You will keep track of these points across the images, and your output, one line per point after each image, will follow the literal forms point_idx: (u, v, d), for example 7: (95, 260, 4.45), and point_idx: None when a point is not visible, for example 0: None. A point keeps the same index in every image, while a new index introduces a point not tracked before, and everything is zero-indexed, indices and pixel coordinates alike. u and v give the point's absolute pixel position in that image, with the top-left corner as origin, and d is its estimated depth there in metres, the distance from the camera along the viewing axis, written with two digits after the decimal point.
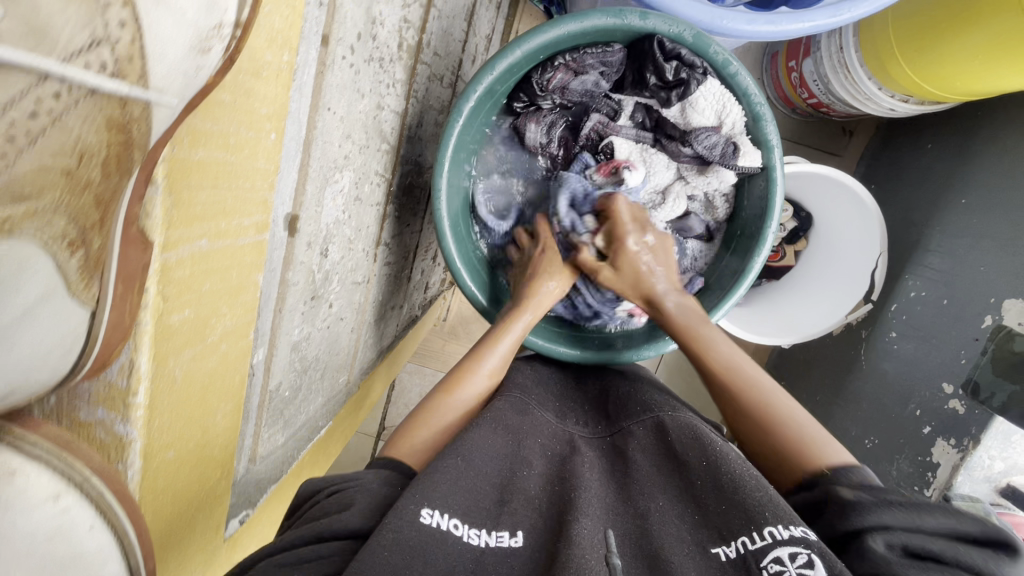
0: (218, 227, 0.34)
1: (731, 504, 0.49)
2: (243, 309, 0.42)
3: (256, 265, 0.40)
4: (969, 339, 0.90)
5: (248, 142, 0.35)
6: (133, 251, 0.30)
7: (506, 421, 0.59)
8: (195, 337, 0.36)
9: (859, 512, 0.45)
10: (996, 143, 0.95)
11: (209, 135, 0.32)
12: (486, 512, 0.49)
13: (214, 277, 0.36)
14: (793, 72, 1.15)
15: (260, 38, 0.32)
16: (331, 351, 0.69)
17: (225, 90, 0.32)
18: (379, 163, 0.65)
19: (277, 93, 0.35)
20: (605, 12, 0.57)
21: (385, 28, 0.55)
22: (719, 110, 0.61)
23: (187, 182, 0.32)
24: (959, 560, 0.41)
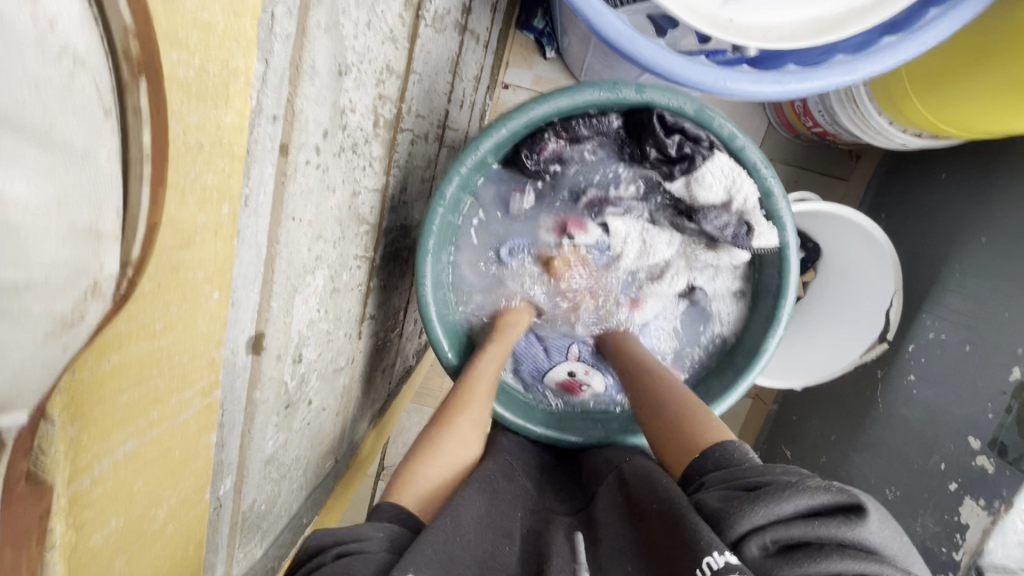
0: (146, 421, 0.28)
1: (679, 542, 0.46)
2: (195, 479, 0.35)
3: (208, 430, 0.34)
4: (994, 391, 0.85)
5: (186, 312, 0.29)
6: (27, 505, 0.22)
7: (493, 485, 0.59)
8: (128, 543, 0.29)
9: (729, 519, 0.45)
10: (1016, 179, 0.89)
11: (125, 335, 0.25)
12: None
13: (149, 470, 0.29)
14: (797, 101, 1.10)
15: (185, 201, 0.26)
16: (315, 443, 0.64)
17: (150, 276, 0.25)
18: (358, 246, 0.61)
19: (221, 247, 0.30)
20: (603, 88, 0.54)
21: (356, 113, 0.51)
22: (725, 186, 0.59)
23: (95, 398, 0.24)
24: (820, 536, 0.42)
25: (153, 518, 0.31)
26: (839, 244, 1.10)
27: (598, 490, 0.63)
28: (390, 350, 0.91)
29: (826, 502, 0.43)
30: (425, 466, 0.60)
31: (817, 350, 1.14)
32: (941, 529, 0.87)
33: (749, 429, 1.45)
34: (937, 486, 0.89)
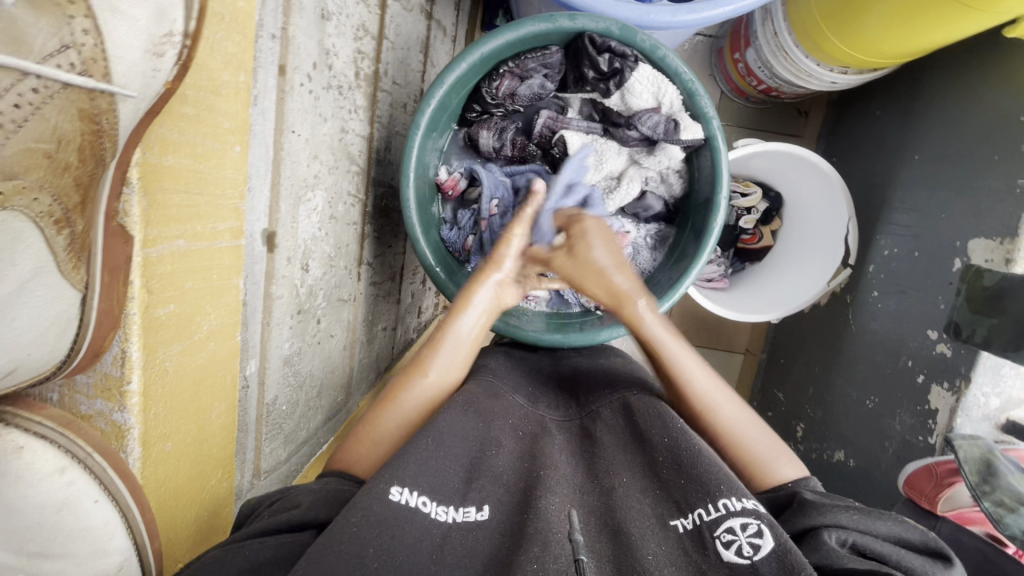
0: (193, 229, 0.45)
1: (688, 478, 0.49)
2: (227, 311, 0.51)
3: (235, 268, 0.50)
4: (944, 285, 0.92)
5: (216, 153, 0.46)
6: (117, 244, 0.41)
7: (476, 407, 0.57)
8: (181, 332, 0.47)
9: (819, 509, 0.49)
10: (936, 99, 0.99)
11: (175, 145, 0.44)
12: (453, 490, 0.48)
13: (195, 275, 0.47)
14: (738, 63, 1.21)
15: (217, 60, 0.44)
16: (324, 368, 0.71)
17: (189, 104, 0.44)
18: (350, 184, 0.70)
19: (237, 109, 0.46)
20: (537, 19, 0.62)
21: (339, 59, 0.60)
22: (656, 92, 0.66)
23: (159, 186, 0.43)
24: (903, 561, 0.46)
25: (197, 330, 0.48)
26: (797, 184, 1.20)
27: (594, 408, 0.61)
28: (393, 309, 0.98)
29: (918, 543, 0.48)
30: (393, 411, 0.59)
31: (789, 284, 1.21)
32: (916, 420, 0.92)
33: (742, 383, 1.49)
34: (907, 383, 0.95)
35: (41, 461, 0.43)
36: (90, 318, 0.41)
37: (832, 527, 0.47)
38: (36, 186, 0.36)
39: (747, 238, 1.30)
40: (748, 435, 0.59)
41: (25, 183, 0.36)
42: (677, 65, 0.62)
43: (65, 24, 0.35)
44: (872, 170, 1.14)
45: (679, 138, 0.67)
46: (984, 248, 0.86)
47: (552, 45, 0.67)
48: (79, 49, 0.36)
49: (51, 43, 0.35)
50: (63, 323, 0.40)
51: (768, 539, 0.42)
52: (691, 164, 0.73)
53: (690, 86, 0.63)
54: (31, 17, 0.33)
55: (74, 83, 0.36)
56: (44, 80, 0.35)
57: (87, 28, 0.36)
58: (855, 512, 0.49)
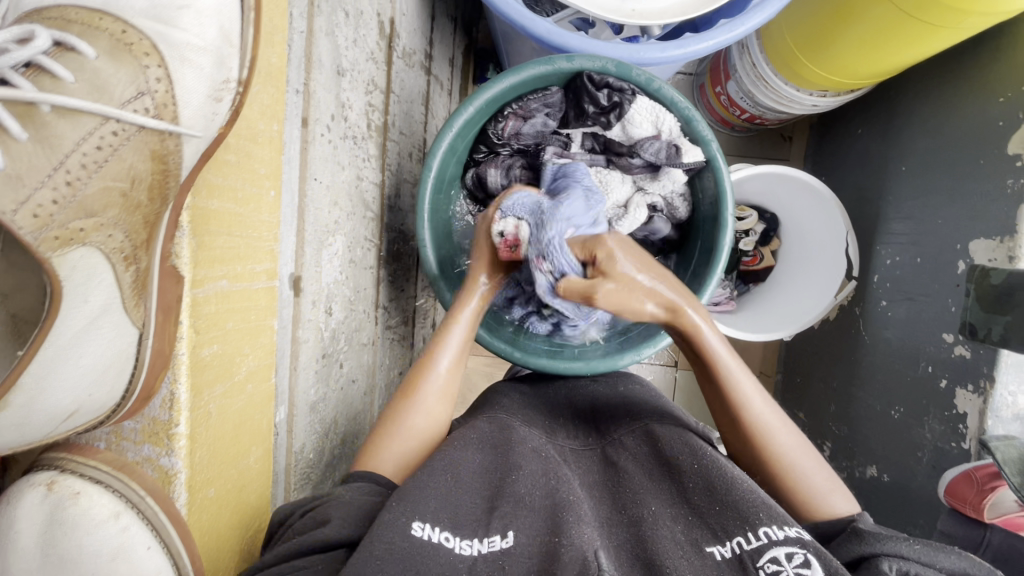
0: (235, 269, 0.46)
1: (724, 504, 0.46)
2: (263, 352, 0.51)
3: (270, 309, 0.51)
4: (952, 287, 0.93)
5: (254, 198, 0.48)
6: (168, 283, 0.42)
7: (490, 440, 0.54)
8: (223, 374, 0.47)
9: (877, 539, 0.46)
10: (915, 113, 1.04)
11: (221, 189, 0.46)
12: (475, 520, 0.45)
13: (236, 315, 0.47)
14: (720, 96, 1.27)
15: (254, 111, 0.47)
16: (347, 414, 0.70)
17: (231, 152, 0.46)
18: (366, 230, 0.72)
19: (271, 156, 0.49)
20: (537, 63, 0.66)
21: (354, 111, 0.63)
22: (655, 121, 0.68)
23: (207, 229, 0.45)
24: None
25: (237, 371, 0.48)
26: (792, 204, 1.23)
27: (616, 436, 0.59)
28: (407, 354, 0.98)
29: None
30: (396, 431, 0.57)
31: (796, 300, 1.22)
32: (946, 426, 0.91)
33: None
34: (930, 389, 0.95)
35: (98, 506, 0.43)
36: (143, 359, 0.41)
37: (892, 557, 0.44)
38: (110, 224, 0.41)
39: (750, 260, 1.34)
40: (804, 468, 0.56)
41: (101, 220, 0.41)
42: (672, 95, 0.66)
43: (141, 72, 0.42)
44: (862, 184, 1.17)
45: (681, 162, 0.69)
46: (985, 248, 0.88)
47: (552, 85, 0.71)
48: (152, 95, 0.42)
49: (129, 90, 0.42)
50: (121, 363, 0.42)
51: (818, 569, 0.40)
52: (694, 187, 0.75)
53: (686, 113, 0.67)
54: (112, 70, 0.42)
55: (148, 126, 0.42)
56: (121, 123, 0.41)
57: (159, 75, 0.43)
58: (919, 544, 0.46)
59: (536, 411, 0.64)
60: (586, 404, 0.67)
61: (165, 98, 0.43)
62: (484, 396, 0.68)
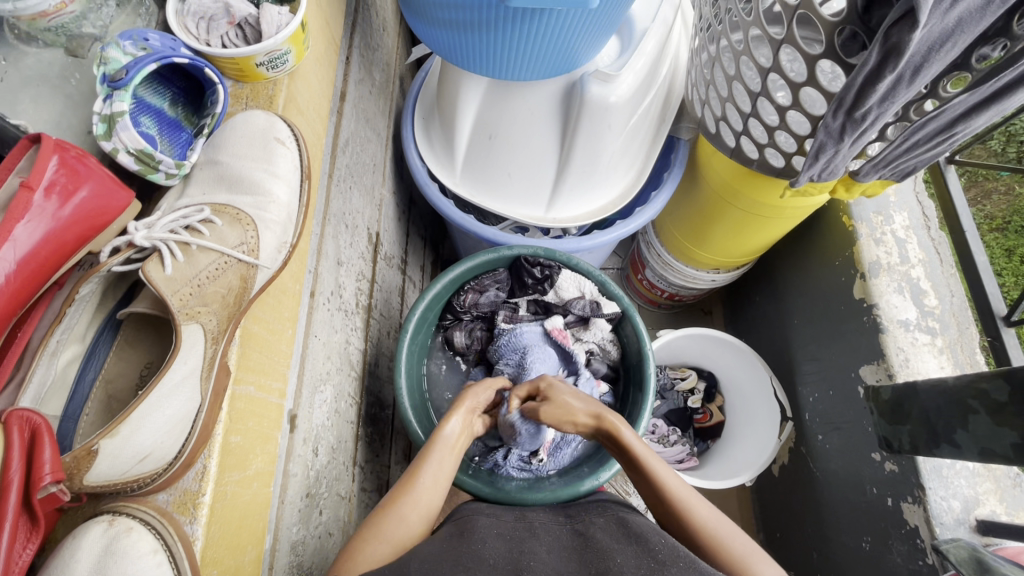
0: (258, 381, 0.58)
1: (681, 561, 0.51)
2: (268, 458, 0.58)
3: (274, 429, 0.60)
4: (862, 410, 1.07)
5: (278, 333, 0.63)
6: (223, 376, 0.53)
7: (461, 528, 0.59)
8: (241, 463, 0.54)
9: None
10: (788, 280, 1.33)
11: (263, 318, 0.61)
12: (443, 569, 0.50)
13: (253, 419, 0.57)
14: (642, 281, 1.56)
15: (285, 277, 0.65)
16: (323, 570, 0.71)
17: (268, 298, 0.63)
18: (350, 387, 0.84)
19: (294, 305, 0.66)
20: (486, 252, 0.88)
21: (347, 291, 0.83)
22: (578, 286, 0.90)
23: (250, 346, 0.58)
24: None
25: (250, 465, 0.55)
26: (720, 361, 1.43)
27: (591, 519, 0.64)
28: None
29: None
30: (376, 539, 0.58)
31: (752, 448, 1.32)
32: (909, 545, 0.94)
33: None
34: (882, 510, 1.00)
35: (142, 541, 0.46)
36: (200, 422, 0.50)
37: None
38: (210, 312, 0.56)
39: (700, 417, 1.45)
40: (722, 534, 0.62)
41: (208, 309, 0.56)
42: (588, 266, 0.88)
43: (248, 232, 0.63)
44: (772, 338, 1.40)
45: (602, 312, 0.89)
46: (872, 371, 1.06)
47: (500, 268, 0.93)
48: (249, 244, 0.62)
49: (237, 241, 0.62)
50: (182, 427, 0.50)
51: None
52: (619, 333, 0.93)
53: (602, 279, 0.88)
54: (233, 232, 0.62)
55: (242, 259, 0.61)
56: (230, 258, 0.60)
57: (253, 234, 0.63)
58: None
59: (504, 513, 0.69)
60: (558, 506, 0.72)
61: (254, 246, 0.62)
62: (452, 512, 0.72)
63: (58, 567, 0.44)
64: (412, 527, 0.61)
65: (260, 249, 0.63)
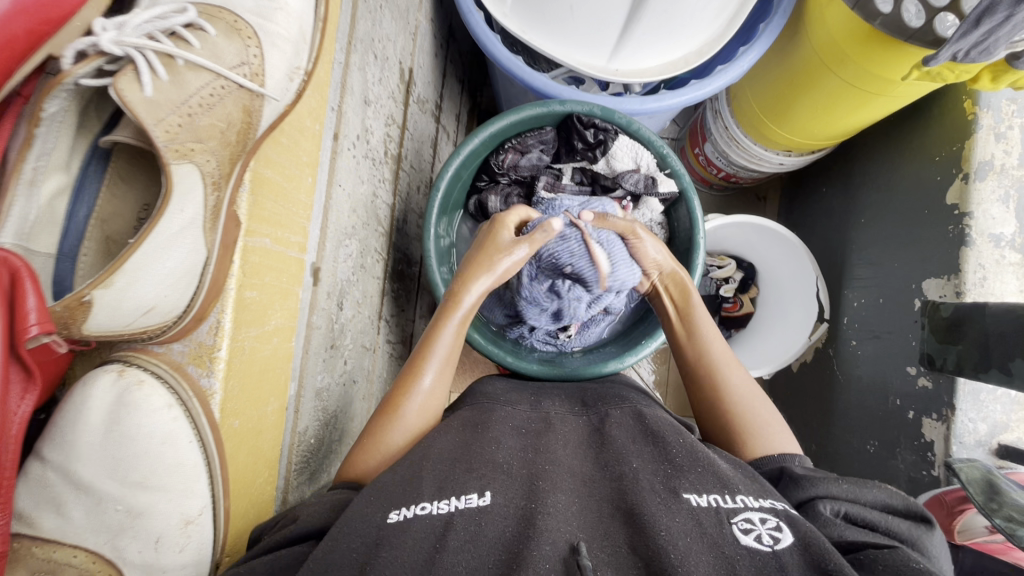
0: (275, 234, 0.54)
1: (703, 467, 0.53)
2: (287, 313, 0.56)
3: (295, 285, 0.57)
4: (910, 323, 1.01)
5: (296, 179, 0.57)
6: (231, 227, 0.50)
7: (473, 420, 0.61)
8: (257, 319, 0.52)
9: (809, 481, 0.54)
10: (867, 172, 1.17)
11: (275, 162, 0.55)
12: (456, 480, 0.51)
13: (273, 273, 0.54)
14: (699, 154, 1.40)
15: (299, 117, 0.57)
16: (347, 411, 0.75)
17: (283, 138, 0.56)
18: (377, 242, 0.80)
19: (313, 149, 0.58)
20: (534, 105, 0.77)
21: (374, 136, 0.74)
22: (634, 157, 0.78)
23: (262, 192, 0.53)
24: (890, 526, 0.50)
25: (268, 321, 0.54)
26: (764, 254, 1.34)
27: (605, 411, 0.66)
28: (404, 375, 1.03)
29: (903, 507, 0.52)
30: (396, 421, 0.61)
31: (776, 342, 1.30)
32: (917, 456, 0.95)
33: None
34: (900, 421, 1.00)
35: (157, 397, 0.48)
36: (207, 278, 0.48)
37: (824, 499, 0.52)
38: (209, 152, 0.49)
39: (730, 306, 1.42)
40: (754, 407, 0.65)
41: (206, 147, 0.49)
42: (649, 134, 0.76)
43: (247, 51, 0.53)
44: (828, 236, 1.28)
45: (657, 191, 0.79)
46: (937, 286, 0.97)
47: (546, 126, 0.82)
48: (249, 66, 0.53)
49: (236, 61, 0.52)
50: (187, 277, 0.48)
51: (788, 534, 0.46)
52: (670, 216, 0.84)
53: (662, 151, 0.77)
54: (228, 45, 0.52)
55: (245, 86, 0.52)
56: (229, 83, 0.52)
57: (257, 54, 0.53)
58: (845, 483, 0.53)
59: (521, 394, 0.70)
60: (575, 388, 0.74)
61: (258, 69, 0.53)
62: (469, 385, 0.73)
63: (70, 411, 0.47)
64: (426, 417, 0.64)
65: (266, 75, 0.54)
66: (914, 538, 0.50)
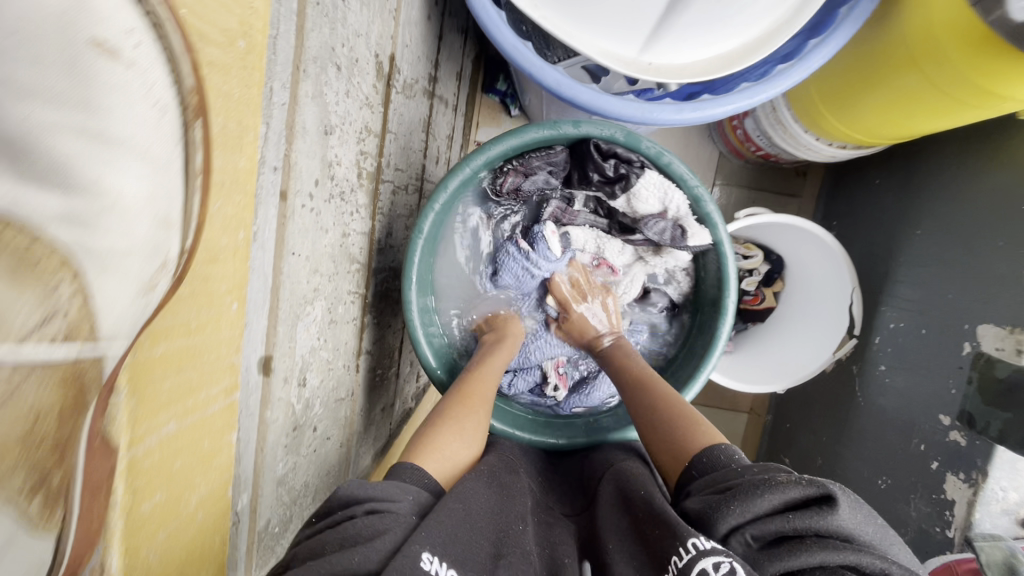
0: None
1: (663, 527, 0.49)
2: None
3: None
4: (954, 368, 0.90)
5: None
6: None
7: (500, 478, 0.60)
8: None
9: (714, 515, 0.48)
10: (936, 176, 0.99)
11: None
12: (482, 563, 0.47)
13: None
14: (737, 130, 1.21)
15: None
16: (319, 473, 0.68)
17: None
18: (351, 283, 0.68)
19: None
20: (541, 126, 0.62)
21: (341, 166, 0.60)
22: (662, 198, 0.65)
23: None
24: (798, 529, 0.44)
25: None
26: (795, 249, 1.17)
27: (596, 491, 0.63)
28: (390, 390, 0.96)
29: (801, 495, 0.46)
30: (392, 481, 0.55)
31: (793, 351, 1.18)
32: (932, 509, 0.89)
33: (747, 446, 1.45)
34: (921, 467, 0.93)
35: None
36: None
37: (736, 532, 0.46)
38: None
39: (750, 299, 1.26)
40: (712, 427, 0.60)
41: None
42: (681, 171, 0.62)
43: None
44: (874, 239, 1.13)
45: (685, 243, 0.66)
46: (994, 334, 0.85)
47: (557, 145, 0.67)
48: None
49: None
50: None
51: None
52: (698, 263, 0.72)
53: (695, 192, 0.63)
54: None
55: None
56: None
57: None
58: (736, 499, 0.47)
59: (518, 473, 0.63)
60: (573, 476, 0.70)
61: None
62: None
63: None
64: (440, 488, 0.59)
65: None
66: (819, 523, 0.43)
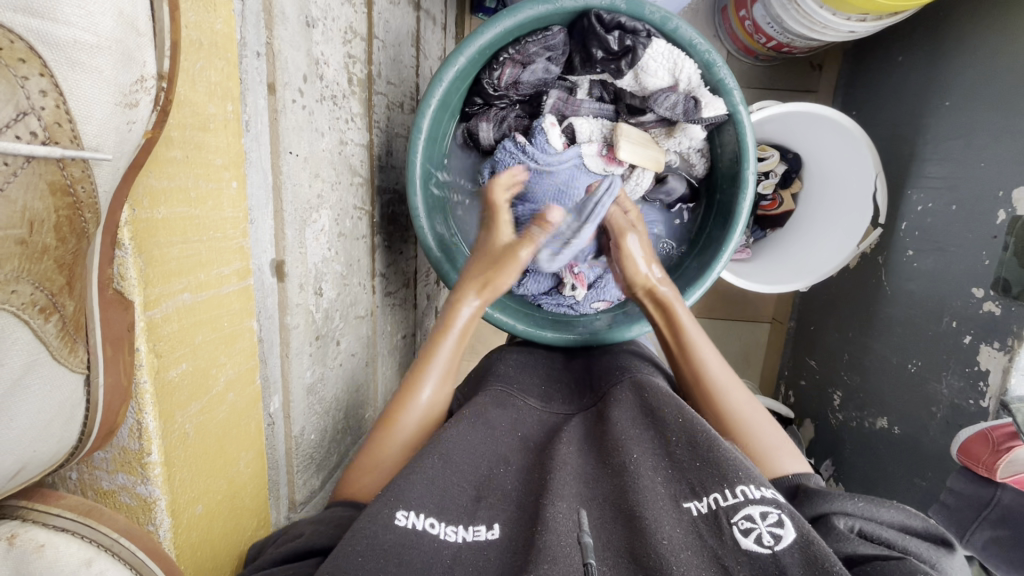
0: (197, 279, 0.43)
1: (704, 461, 0.46)
2: (242, 357, 0.50)
3: (244, 312, 0.49)
4: (988, 239, 0.86)
5: (212, 194, 0.43)
6: (115, 312, 0.38)
7: (492, 418, 0.56)
8: (195, 391, 0.45)
9: (822, 496, 0.46)
10: (966, 39, 0.92)
11: (167, 193, 0.40)
12: (463, 508, 0.46)
13: (205, 327, 0.45)
14: (745, 20, 1.13)
15: (203, 94, 0.41)
16: (347, 388, 0.70)
17: (177, 146, 0.40)
18: (355, 197, 0.67)
19: (227, 142, 0.43)
20: (535, 1, 0.59)
21: (330, 66, 0.56)
22: (672, 69, 0.63)
23: (155, 241, 0.39)
24: (907, 547, 0.43)
25: (212, 387, 0.47)
26: (816, 141, 1.10)
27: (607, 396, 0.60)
28: (410, 317, 0.96)
29: (922, 529, 0.45)
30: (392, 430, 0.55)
31: (813, 247, 1.14)
32: (965, 383, 0.88)
33: (770, 354, 1.44)
34: (952, 344, 0.91)
35: (69, 556, 0.39)
36: (98, 400, 0.37)
37: (839, 513, 0.45)
38: (13, 278, 0.32)
39: (767, 204, 1.21)
40: (757, 425, 0.55)
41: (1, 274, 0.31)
42: (690, 37, 0.59)
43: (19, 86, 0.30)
44: (896, 121, 1.06)
45: (700, 116, 0.64)
46: None
47: (553, 25, 0.64)
48: (39, 115, 0.32)
49: (8, 111, 0.30)
50: (69, 411, 0.36)
51: (790, 530, 0.40)
52: (713, 141, 0.70)
53: (707, 57, 0.60)
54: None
55: (38, 154, 0.32)
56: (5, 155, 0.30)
57: (46, 88, 0.32)
58: (859, 499, 0.46)
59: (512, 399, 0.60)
60: (583, 373, 0.70)
61: (58, 116, 0.33)
62: (480, 366, 0.72)
63: None
64: (418, 434, 0.56)
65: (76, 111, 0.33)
66: (934, 560, 0.42)
